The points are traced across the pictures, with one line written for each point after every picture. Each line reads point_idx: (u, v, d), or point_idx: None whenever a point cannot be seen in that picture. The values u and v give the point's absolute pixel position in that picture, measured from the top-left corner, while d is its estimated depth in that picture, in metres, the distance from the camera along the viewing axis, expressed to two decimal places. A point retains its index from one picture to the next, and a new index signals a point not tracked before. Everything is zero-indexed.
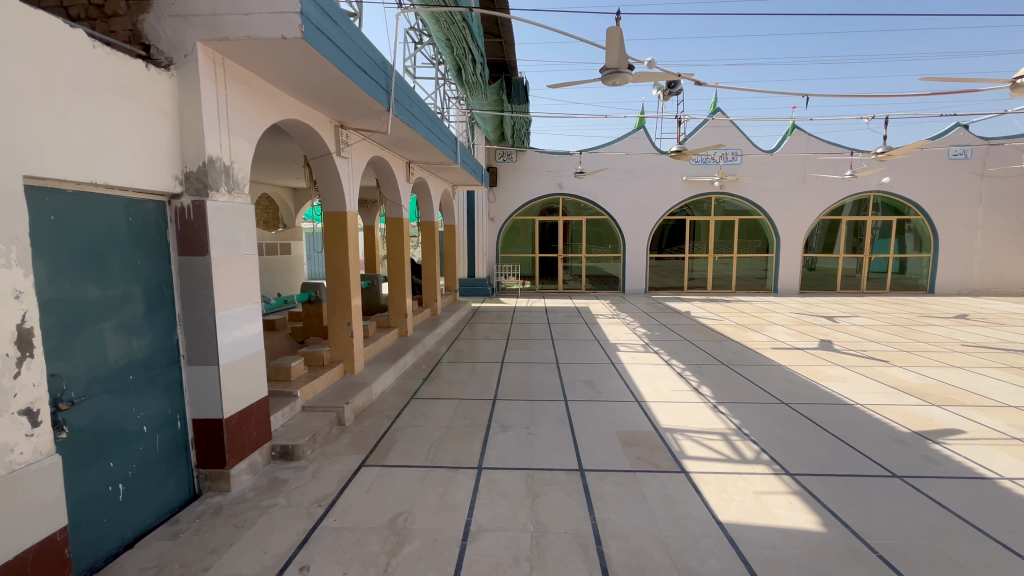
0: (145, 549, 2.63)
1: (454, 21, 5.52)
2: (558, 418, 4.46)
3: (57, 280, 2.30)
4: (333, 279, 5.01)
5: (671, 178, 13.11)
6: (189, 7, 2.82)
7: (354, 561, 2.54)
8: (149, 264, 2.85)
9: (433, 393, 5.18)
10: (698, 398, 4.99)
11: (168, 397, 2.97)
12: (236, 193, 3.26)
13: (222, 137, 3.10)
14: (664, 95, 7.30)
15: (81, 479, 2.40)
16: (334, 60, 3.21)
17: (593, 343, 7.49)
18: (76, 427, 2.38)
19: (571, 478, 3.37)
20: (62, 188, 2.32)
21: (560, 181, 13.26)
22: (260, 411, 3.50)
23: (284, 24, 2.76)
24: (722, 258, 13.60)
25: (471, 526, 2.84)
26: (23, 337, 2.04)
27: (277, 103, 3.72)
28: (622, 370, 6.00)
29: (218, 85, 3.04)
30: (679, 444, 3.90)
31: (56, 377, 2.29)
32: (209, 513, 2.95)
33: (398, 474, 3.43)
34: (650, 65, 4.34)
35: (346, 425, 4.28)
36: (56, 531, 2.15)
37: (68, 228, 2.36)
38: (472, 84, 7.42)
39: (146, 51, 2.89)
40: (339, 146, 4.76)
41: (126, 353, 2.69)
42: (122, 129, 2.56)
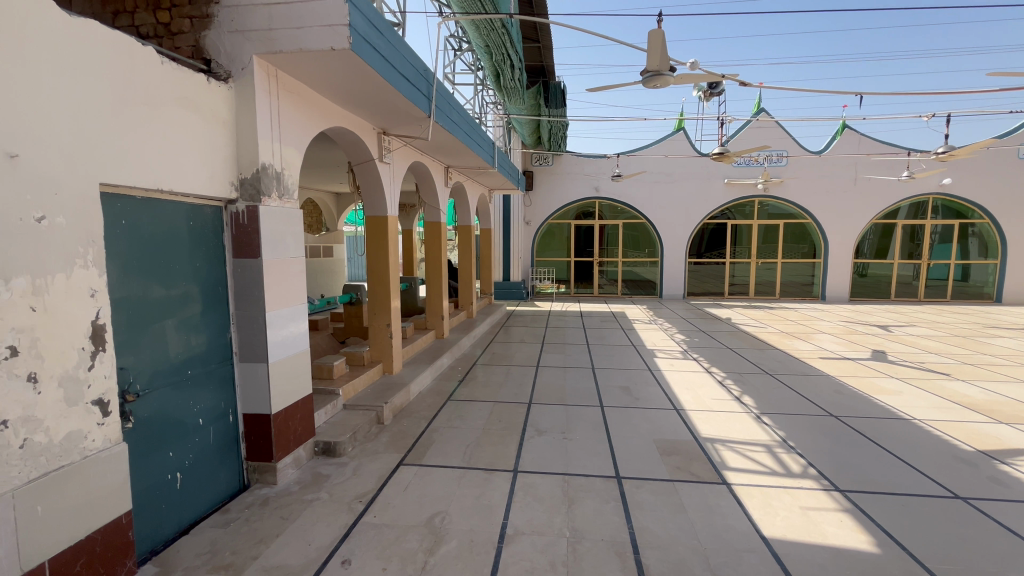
0: (199, 535, 2.77)
1: (493, 28, 5.60)
2: (594, 424, 4.42)
3: (127, 279, 2.47)
4: (374, 282, 5.15)
5: (712, 180, 12.78)
6: (246, 23, 2.98)
7: (393, 558, 2.59)
8: (207, 265, 3.01)
9: (469, 395, 5.23)
10: (740, 408, 4.83)
11: (222, 392, 3.13)
12: (286, 198, 3.41)
13: (274, 145, 3.26)
14: (705, 96, 7.15)
15: (144, 466, 2.56)
16: (379, 70, 3.32)
17: (630, 349, 7.37)
18: (140, 418, 2.55)
19: (607, 485, 3.34)
20: (132, 194, 2.49)
21: (596, 184, 13.16)
22: (305, 407, 3.64)
23: (334, 36, 2.88)
24: (765, 263, 13.14)
25: (507, 528, 2.85)
26: (97, 332, 2.20)
27: (325, 112, 3.87)
28: (659, 377, 5.87)
29: (272, 96, 3.20)
30: (721, 455, 3.79)
31: (124, 370, 2.46)
32: (257, 504, 3.08)
33: (435, 474, 3.48)
34: (693, 66, 4.25)
35: (384, 423, 4.38)
36: (122, 515, 2.30)
37: (137, 231, 2.53)
38: (510, 89, 7.50)
39: (207, 65, 3.07)
40: (381, 152, 4.90)
41: (185, 349, 2.85)
42: (185, 139, 2.73)
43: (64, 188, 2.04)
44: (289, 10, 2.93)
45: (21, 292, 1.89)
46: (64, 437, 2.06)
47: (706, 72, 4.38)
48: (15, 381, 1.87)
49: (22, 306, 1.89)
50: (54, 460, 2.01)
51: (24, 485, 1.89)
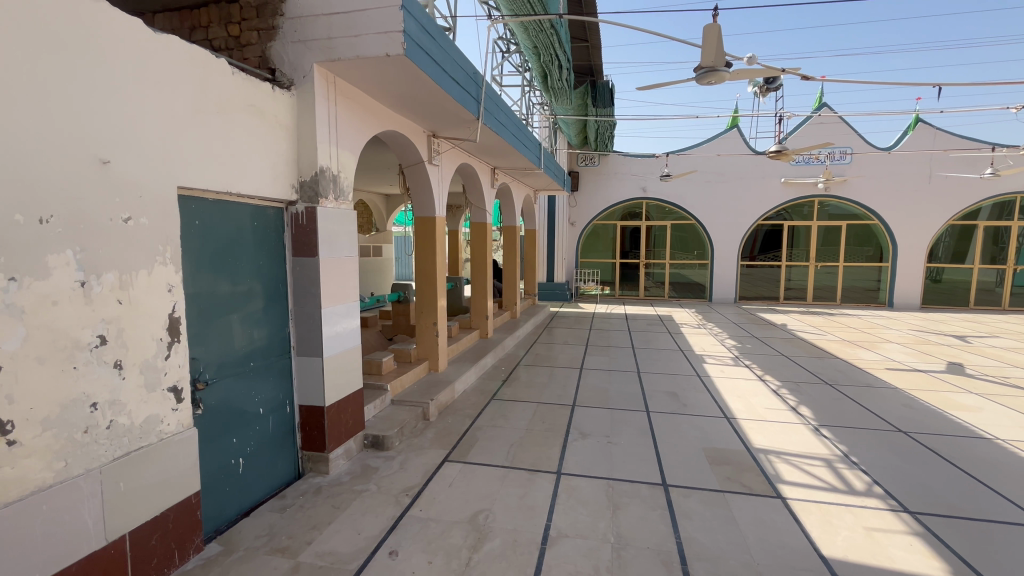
0: (259, 519, 2.94)
1: (542, 29, 5.61)
2: (640, 429, 4.32)
3: (199, 276, 2.65)
4: (422, 282, 5.27)
5: (768, 180, 12.21)
6: (308, 33, 3.13)
7: (438, 552, 2.65)
8: (270, 263, 3.18)
9: (513, 395, 5.26)
10: (797, 419, 4.58)
11: (280, 384, 3.29)
12: (341, 200, 3.55)
13: (331, 149, 3.40)
14: (761, 92, 6.85)
15: (211, 451, 2.74)
16: (431, 74, 3.39)
17: (677, 353, 7.17)
18: (208, 405, 2.72)
19: (653, 492, 3.26)
20: (204, 197, 2.66)
21: (644, 184, 12.88)
22: (355, 401, 3.77)
23: (389, 42, 2.97)
24: (825, 267, 12.43)
25: (551, 530, 2.84)
26: (173, 324, 2.37)
27: (378, 116, 3.99)
28: (709, 384, 5.66)
29: (330, 102, 3.35)
30: (775, 468, 3.61)
31: (196, 360, 2.64)
32: (311, 492, 3.23)
33: (479, 472, 3.52)
34: (750, 61, 4.07)
35: (430, 420, 4.47)
36: (191, 495, 2.47)
37: (207, 231, 2.70)
38: (558, 90, 7.48)
39: (272, 75, 3.24)
40: (431, 154, 5.01)
41: (248, 342, 3.03)
42: (252, 144, 2.90)
43: (147, 192, 2.22)
44: (347, 19, 3.06)
45: (111, 286, 2.07)
46: (144, 421, 2.24)
47: (765, 66, 4.19)
48: (103, 367, 2.05)
49: (110, 300, 2.07)
50: (134, 441, 2.19)
51: (110, 463, 2.08)
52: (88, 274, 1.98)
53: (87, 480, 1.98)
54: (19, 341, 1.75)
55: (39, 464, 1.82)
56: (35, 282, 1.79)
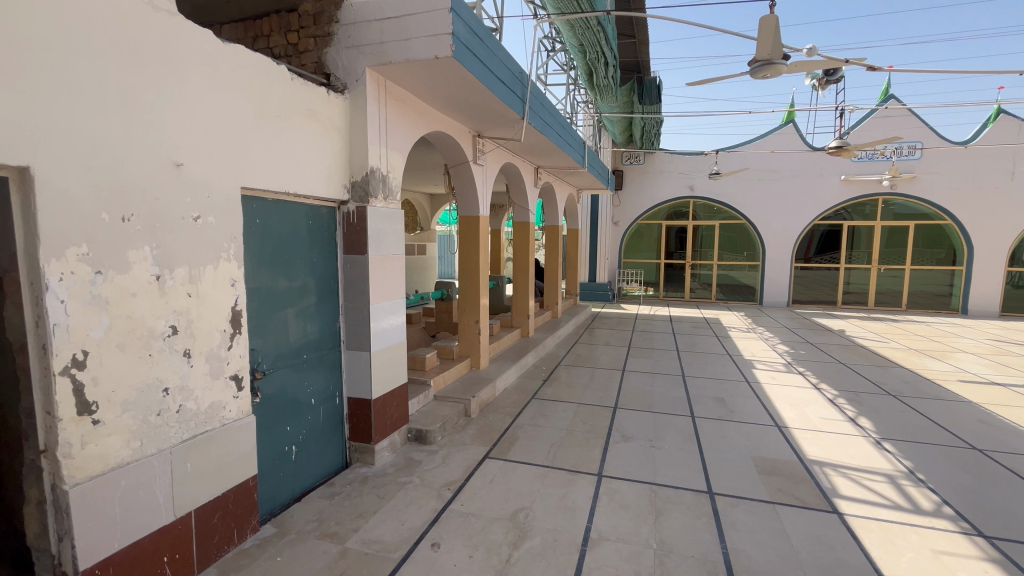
0: (310, 504, 3.08)
1: (588, 26, 5.56)
2: (684, 434, 4.21)
3: (259, 271, 2.81)
4: (465, 280, 5.33)
5: (827, 177, 11.55)
6: (362, 38, 3.25)
7: (479, 546, 2.68)
8: (322, 260, 3.31)
9: (554, 395, 5.24)
10: (856, 431, 4.32)
11: (331, 376, 3.43)
12: (390, 199, 3.66)
13: (382, 150, 3.51)
14: (820, 85, 6.50)
15: (267, 437, 2.89)
16: (478, 74, 3.43)
17: (724, 357, 6.92)
18: (266, 393, 2.88)
19: (699, 500, 3.17)
20: (264, 197, 2.81)
21: (691, 183, 12.49)
22: (400, 395, 3.88)
23: (438, 45, 3.03)
24: (889, 270, 11.67)
25: (591, 532, 2.81)
26: (235, 316, 2.52)
27: (426, 117, 4.08)
28: (759, 391, 5.43)
29: (381, 105, 3.46)
30: (831, 481, 3.43)
31: (255, 350, 2.80)
32: (357, 481, 3.34)
33: (519, 470, 3.54)
34: (810, 52, 3.87)
35: (471, 416, 4.54)
36: (249, 478, 2.62)
37: (267, 229, 2.85)
38: (603, 88, 7.37)
39: (327, 79, 3.38)
40: (476, 154, 5.07)
41: (302, 335, 3.17)
42: (309, 146, 3.03)
43: (214, 192, 2.37)
44: (398, 23, 3.15)
45: (182, 280, 2.22)
46: (209, 406, 2.40)
47: (826, 57, 3.97)
48: (174, 356, 2.21)
49: (181, 292, 2.23)
50: (200, 425, 2.35)
51: (178, 444, 2.24)
52: (162, 268, 2.13)
53: (159, 459, 2.14)
54: (103, 329, 1.91)
55: (118, 443, 1.99)
56: (118, 275, 1.95)
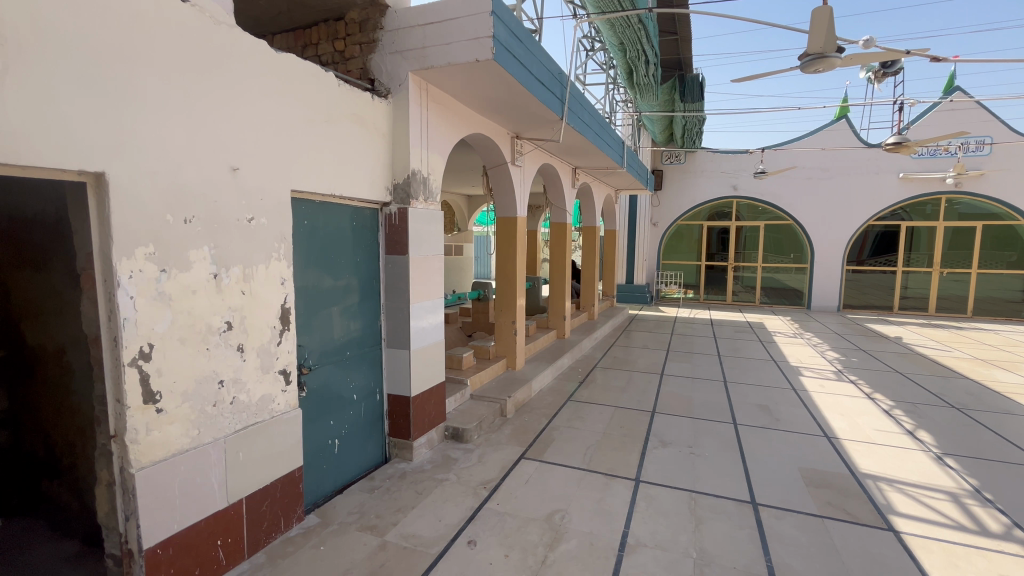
0: (351, 497, 3.17)
1: (629, 24, 5.49)
2: (725, 442, 4.08)
3: (306, 271, 2.92)
4: (501, 281, 5.36)
5: (883, 175, 10.93)
6: (405, 44, 3.33)
7: (515, 547, 2.69)
8: (365, 261, 3.41)
9: (590, 397, 5.19)
10: (915, 445, 4.07)
11: (372, 372, 3.53)
12: (431, 201, 3.73)
13: (423, 153, 3.58)
14: (876, 78, 6.17)
15: (312, 430, 3.01)
16: (519, 77, 3.46)
17: (769, 363, 6.67)
18: (311, 388, 2.99)
19: (741, 510, 3.07)
20: (312, 199, 2.93)
21: (735, 182, 12.08)
22: (438, 394, 3.94)
23: (479, 48, 3.07)
24: (952, 274, 10.93)
25: (629, 538, 2.77)
26: (285, 313, 2.63)
27: (466, 119, 4.13)
28: (806, 399, 5.19)
29: (422, 108, 3.53)
30: (886, 496, 3.24)
31: (302, 347, 2.91)
32: (396, 476, 3.43)
33: (555, 472, 3.53)
34: (867, 44, 3.68)
35: (507, 416, 4.56)
36: (294, 469, 2.73)
37: (314, 230, 2.96)
38: (643, 86, 7.24)
39: (372, 85, 3.48)
40: (514, 156, 5.09)
41: (346, 333, 3.28)
42: (354, 150, 3.13)
43: (267, 195, 2.49)
44: (440, 29, 3.21)
45: (236, 278, 2.34)
46: (259, 399, 2.51)
47: (884, 49, 3.77)
48: (228, 350, 2.33)
49: (235, 290, 2.35)
50: (251, 417, 2.46)
51: (232, 434, 2.36)
52: (220, 267, 2.26)
53: (214, 448, 2.27)
54: (166, 324, 2.04)
55: (179, 430, 2.12)
56: (180, 273, 2.08)
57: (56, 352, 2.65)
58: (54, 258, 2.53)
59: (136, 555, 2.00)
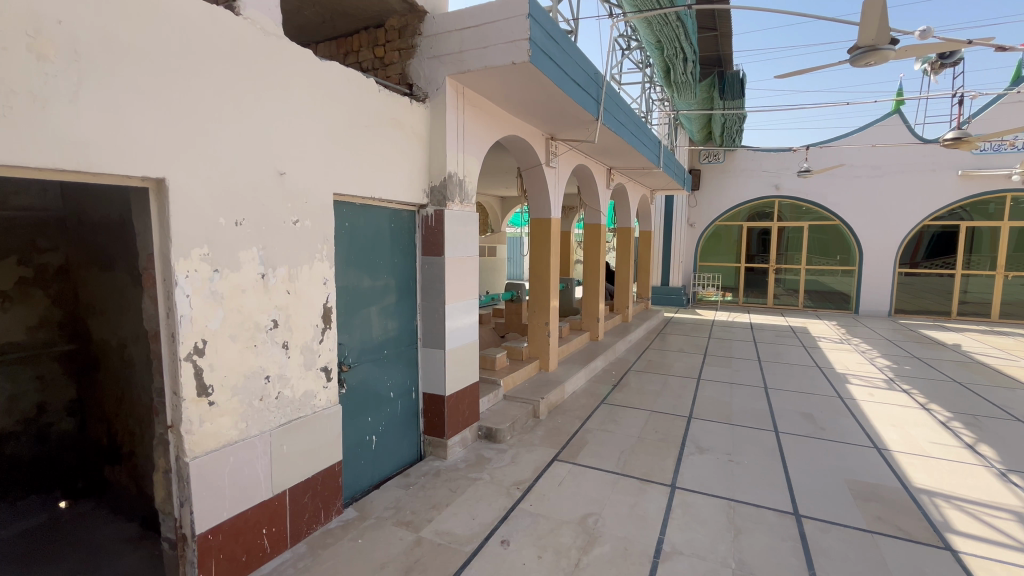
0: (386, 492, 3.24)
1: (667, 22, 5.40)
2: (766, 450, 3.95)
3: (346, 271, 3.02)
4: (535, 282, 5.36)
5: (940, 173, 10.31)
6: (443, 49, 3.39)
7: (548, 548, 2.69)
8: (403, 261, 3.49)
9: (624, 401, 5.13)
10: (976, 460, 3.81)
11: (408, 371, 3.59)
12: (466, 202, 3.78)
13: (459, 155, 3.62)
14: (933, 70, 5.84)
15: (351, 426, 3.10)
16: (554, 78, 3.46)
17: (813, 370, 6.39)
18: (351, 385, 3.08)
19: (783, 521, 2.96)
20: (354, 202, 3.02)
21: (777, 181, 11.65)
22: (472, 393, 3.98)
23: (516, 50, 3.09)
24: (1018, 277, 10.21)
25: (664, 545, 2.72)
26: (327, 312, 2.73)
27: (501, 122, 4.16)
28: (854, 408, 4.95)
29: (460, 111, 3.59)
30: (943, 513, 3.06)
31: (342, 345, 3.01)
32: (430, 474, 3.48)
33: (589, 475, 3.50)
34: (924, 34, 3.49)
35: (540, 418, 4.56)
36: (334, 464, 2.81)
37: (354, 232, 3.06)
38: (681, 85, 7.09)
39: (410, 89, 3.55)
40: (549, 157, 5.09)
41: (384, 332, 3.36)
42: (393, 153, 3.21)
43: (311, 198, 2.59)
44: (477, 33, 3.25)
45: (282, 278, 2.44)
46: (302, 395, 2.61)
47: (944, 39, 3.56)
48: (274, 347, 2.43)
49: (281, 289, 2.45)
50: (295, 411, 2.56)
51: (277, 427, 2.46)
52: (267, 267, 2.36)
53: (261, 440, 2.37)
54: (218, 321, 2.15)
55: (229, 422, 2.23)
56: (231, 273, 2.19)
57: (118, 347, 2.84)
58: (117, 258, 2.72)
59: (189, 539, 2.11)
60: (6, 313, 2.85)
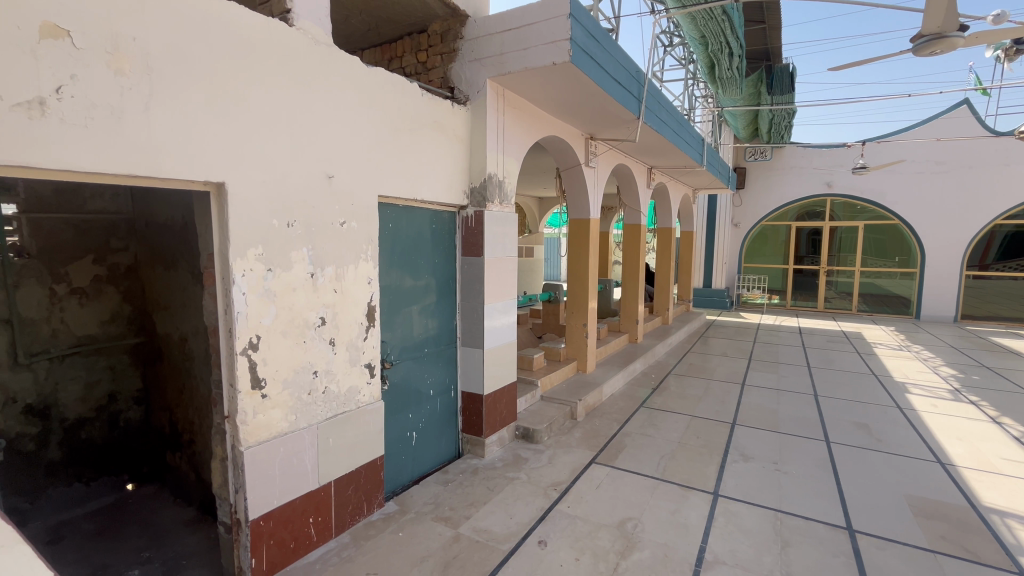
0: (425, 488, 3.31)
1: (712, 16, 5.25)
2: (816, 460, 3.77)
3: (389, 271, 3.11)
4: (573, 282, 5.33)
5: (1013, 168, 9.55)
6: (484, 51, 3.43)
7: (586, 551, 2.67)
8: (443, 261, 3.56)
9: (663, 405, 5.02)
10: None
11: (447, 369, 3.65)
12: (506, 203, 3.80)
13: (499, 156, 3.66)
14: (1007, 57, 5.43)
15: (392, 422, 3.18)
16: (595, 76, 3.42)
17: (869, 378, 6.05)
18: (392, 382, 3.16)
19: (835, 535, 2.82)
20: (397, 203, 3.11)
21: (829, 179, 11.09)
22: (510, 393, 4.00)
23: (556, 51, 3.08)
24: None
25: (706, 553, 2.65)
26: (371, 311, 2.81)
27: (540, 122, 4.16)
28: (914, 419, 4.66)
29: (499, 113, 3.62)
30: (1016, 535, 2.83)
31: (384, 342, 3.09)
32: (468, 471, 3.52)
33: (628, 479, 3.45)
34: (999, 19, 3.23)
35: (578, 419, 4.53)
36: (376, 458, 2.90)
37: (397, 232, 3.14)
38: (726, 80, 6.87)
39: (451, 93, 3.61)
40: (588, 157, 5.05)
41: (424, 331, 3.43)
42: (435, 155, 3.27)
43: (358, 200, 2.68)
44: (518, 34, 3.27)
45: (330, 277, 2.54)
46: (347, 390, 2.70)
47: (1020, 24, 3.29)
48: (322, 343, 2.53)
49: (329, 288, 2.54)
50: (340, 406, 2.66)
51: (324, 421, 2.56)
52: (316, 267, 2.46)
53: (309, 432, 2.47)
54: (271, 318, 2.26)
55: (279, 415, 2.34)
56: (283, 272, 2.30)
57: (179, 340, 3.04)
58: (180, 258, 2.90)
59: (243, 524, 2.23)
60: (83, 308, 3.12)
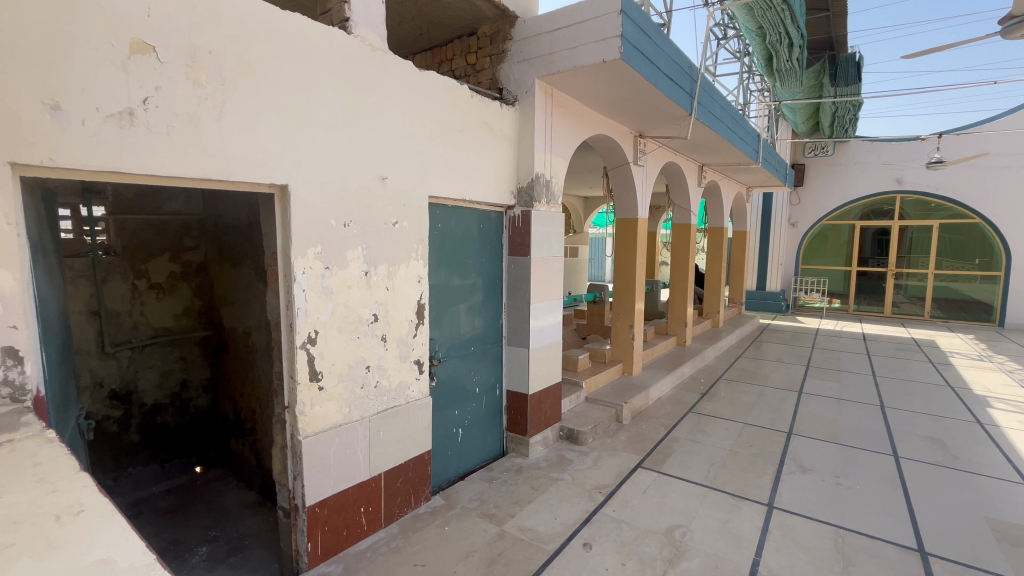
0: (470, 484, 3.35)
1: (770, 6, 5.01)
2: (883, 476, 3.53)
3: (438, 270, 3.18)
4: (619, 282, 5.25)
5: None
6: (533, 51, 3.44)
7: (632, 556, 2.62)
8: (490, 261, 3.59)
9: (714, 410, 4.85)
10: None
11: (492, 368, 3.69)
12: (553, 203, 3.80)
13: (546, 156, 3.65)
14: None
15: (439, 418, 3.25)
16: (646, 73, 3.35)
17: (945, 390, 5.58)
18: (440, 378, 3.24)
19: (905, 557, 2.63)
20: (446, 204, 3.17)
21: (899, 175, 10.33)
22: (555, 393, 3.99)
23: (606, 49, 3.04)
24: None
25: (759, 566, 2.54)
26: (420, 309, 2.88)
27: (588, 121, 4.12)
28: (997, 436, 4.26)
29: (547, 112, 3.61)
30: None
31: (433, 340, 3.17)
32: (513, 470, 3.54)
33: (675, 485, 3.36)
34: None
35: (623, 422, 4.46)
36: (424, 452, 2.97)
37: (445, 233, 3.21)
38: (785, 72, 6.55)
39: (500, 93, 3.64)
40: (636, 154, 4.94)
41: (471, 330, 3.48)
42: (483, 156, 3.31)
43: (409, 201, 2.76)
44: (568, 33, 3.25)
45: (382, 275, 2.62)
46: (397, 385, 2.78)
47: None
48: (375, 340, 2.62)
49: (381, 286, 2.63)
50: (390, 400, 2.74)
51: (375, 414, 2.65)
52: (370, 266, 2.55)
53: (361, 425, 2.56)
54: (328, 313, 2.36)
55: (335, 407, 2.45)
56: (340, 270, 2.40)
57: (243, 334, 3.24)
58: (245, 256, 3.09)
59: (301, 510, 2.35)
60: (160, 302, 3.38)
